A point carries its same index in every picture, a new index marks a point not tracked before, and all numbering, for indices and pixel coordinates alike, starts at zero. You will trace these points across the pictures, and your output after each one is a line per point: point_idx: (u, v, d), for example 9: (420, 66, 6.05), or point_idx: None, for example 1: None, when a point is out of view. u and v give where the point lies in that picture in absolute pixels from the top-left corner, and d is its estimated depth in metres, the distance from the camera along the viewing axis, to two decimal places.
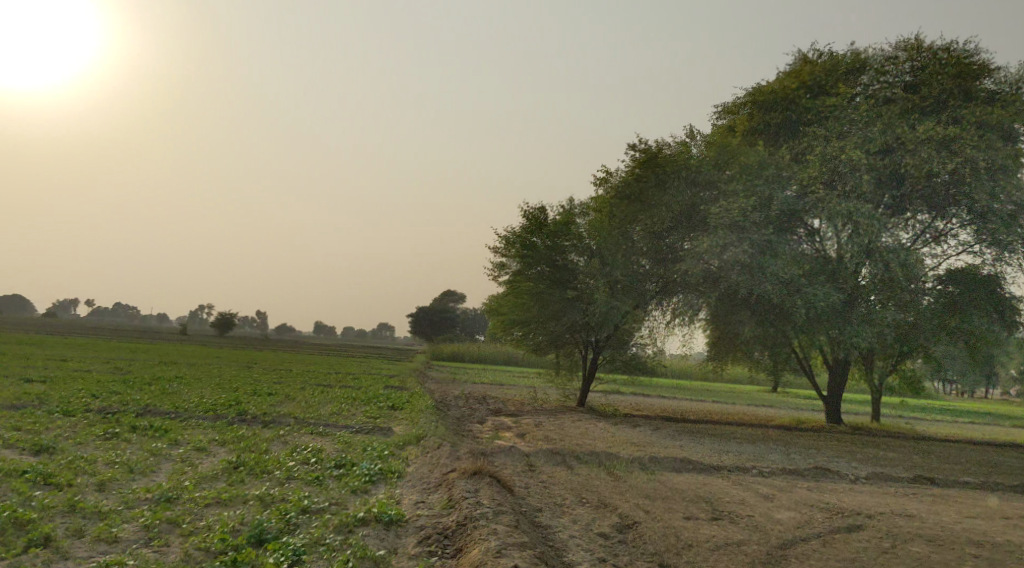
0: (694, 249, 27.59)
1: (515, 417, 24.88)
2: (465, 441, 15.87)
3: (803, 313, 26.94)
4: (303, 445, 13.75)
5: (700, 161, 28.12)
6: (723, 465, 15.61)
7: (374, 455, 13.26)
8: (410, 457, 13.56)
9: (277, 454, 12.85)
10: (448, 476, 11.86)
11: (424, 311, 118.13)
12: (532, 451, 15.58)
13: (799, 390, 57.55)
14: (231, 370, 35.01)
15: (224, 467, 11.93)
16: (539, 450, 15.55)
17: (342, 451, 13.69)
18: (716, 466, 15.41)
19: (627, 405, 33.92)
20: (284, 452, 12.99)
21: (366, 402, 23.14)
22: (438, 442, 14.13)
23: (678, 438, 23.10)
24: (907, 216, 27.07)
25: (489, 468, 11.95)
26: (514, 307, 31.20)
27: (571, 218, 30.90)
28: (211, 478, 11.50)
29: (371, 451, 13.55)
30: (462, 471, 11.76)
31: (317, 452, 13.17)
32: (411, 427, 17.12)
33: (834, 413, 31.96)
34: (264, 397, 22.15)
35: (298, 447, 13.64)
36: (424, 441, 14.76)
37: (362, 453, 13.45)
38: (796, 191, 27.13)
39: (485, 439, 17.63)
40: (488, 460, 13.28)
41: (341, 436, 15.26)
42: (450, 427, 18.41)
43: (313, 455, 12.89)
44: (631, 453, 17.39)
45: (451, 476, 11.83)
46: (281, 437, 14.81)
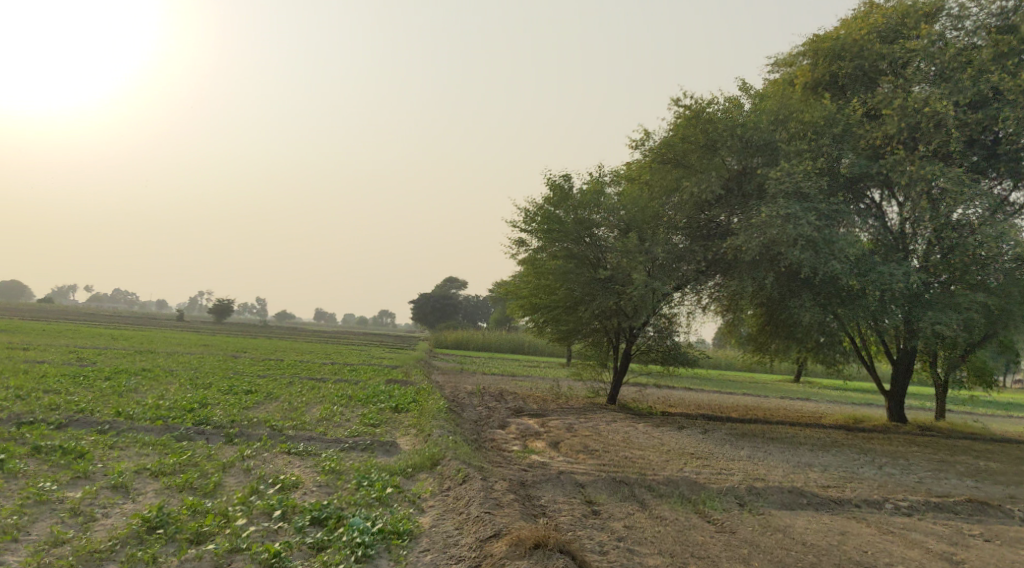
0: (747, 222, 23.64)
1: (540, 419, 21.14)
2: (496, 464, 11.97)
3: (876, 297, 23.06)
4: (267, 478, 9.98)
5: (757, 115, 23.61)
6: (841, 495, 11.67)
7: (372, 498, 9.46)
8: (425, 502, 9.71)
9: (225, 502, 9.15)
10: (491, 552, 8.11)
11: (428, 298, 114.49)
12: (587, 476, 11.67)
13: (829, 379, 53.69)
14: (211, 361, 31.42)
15: (131, 533, 8.47)
16: (597, 476, 11.63)
17: (325, 488, 9.89)
18: (834, 496, 11.48)
19: (660, 401, 30.07)
20: (236, 496, 9.24)
21: (364, 402, 19.39)
22: (464, 474, 10.27)
23: (739, 446, 19.32)
24: (998, 181, 23.04)
25: (545, 535, 8.19)
26: (534, 290, 27.06)
27: (601, 185, 26.21)
28: (98, 562, 7.99)
29: (368, 487, 9.74)
30: (514, 544, 8.06)
31: (287, 496, 9.39)
32: (422, 441, 13.29)
33: (897, 410, 28.15)
34: (238, 395, 18.39)
35: (261, 483, 9.88)
36: (442, 470, 10.89)
37: (353, 491, 9.71)
38: (866, 153, 23.38)
39: (516, 458, 13.72)
40: (536, 505, 9.47)
41: (327, 456, 11.45)
42: (471, 440, 14.51)
43: (279, 502, 9.16)
44: (706, 479, 13.41)
45: (494, 551, 8.11)
46: (242, 461, 11.00)
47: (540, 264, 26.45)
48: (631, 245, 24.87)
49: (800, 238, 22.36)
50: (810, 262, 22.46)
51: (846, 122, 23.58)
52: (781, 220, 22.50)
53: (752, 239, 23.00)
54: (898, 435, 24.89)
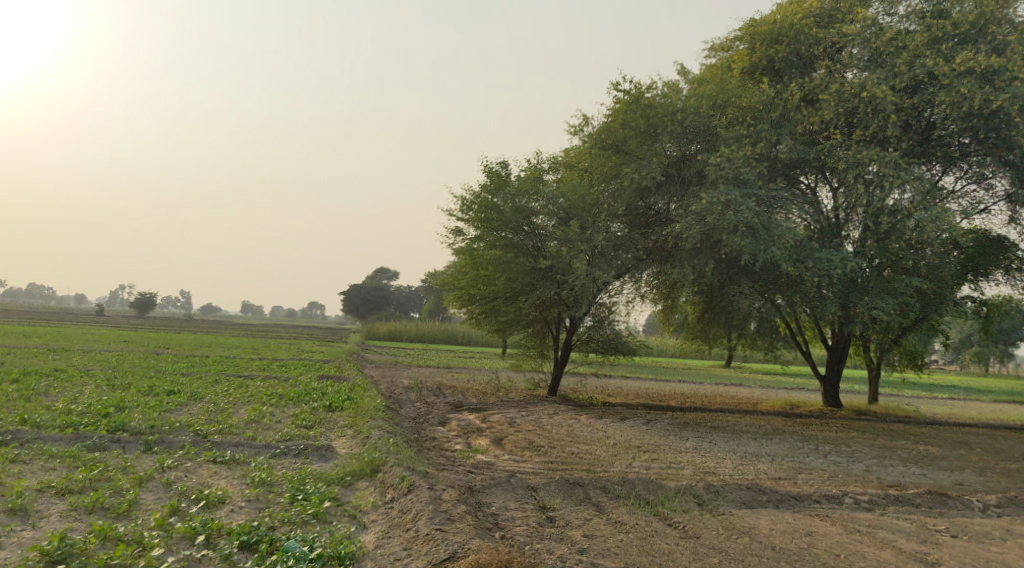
0: (688, 209, 23.33)
1: (481, 414, 20.46)
2: (441, 468, 11.26)
3: (814, 283, 23.06)
4: (190, 494, 9.07)
5: (697, 100, 23.24)
6: (798, 489, 11.35)
7: (308, 515, 8.65)
8: (368, 518, 8.94)
9: (140, 526, 8.24)
10: None
11: (359, 289, 112.50)
12: (537, 478, 11.08)
13: (760, 364, 54.40)
14: (130, 358, 29.76)
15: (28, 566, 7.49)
16: (548, 477, 11.05)
17: (256, 504, 9.03)
18: (793, 490, 11.15)
19: (600, 391, 29.72)
20: (152, 519, 8.33)
21: (296, 401, 18.39)
22: (409, 483, 9.53)
23: (684, 436, 18.99)
24: (931, 167, 23.28)
25: (503, 556, 7.54)
26: (472, 281, 26.29)
27: (539, 172, 25.73)
28: None
29: (303, 502, 8.92)
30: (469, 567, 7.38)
31: (212, 516, 8.53)
32: (360, 444, 12.48)
33: (833, 394, 28.41)
34: (158, 397, 17.15)
35: (183, 500, 8.96)
36: (383, 478, 10.10)
37: (286, 507, 8.90)
38: (804, 139, 23.33)
39: (460, 459, 13.00)
40: (489, 517, 8.83)
41: (257, 465, 10.55)
42: (412, 440, 13.71)
43: (203, 525, 8.29)
44: (659, 476, 12.93)
45: None
46: (162, 472, 10.02)
47: (478, 254, 25.67)
48: (571, 233, 24.36)
49: (741, 225, 22.16)
50: (751, 249, 22.28)
51: (784, 107, 23.43)
52: (722, 207, 22.25)
53: (693, 226, 22.71)
54: (835, 420, 25.07)
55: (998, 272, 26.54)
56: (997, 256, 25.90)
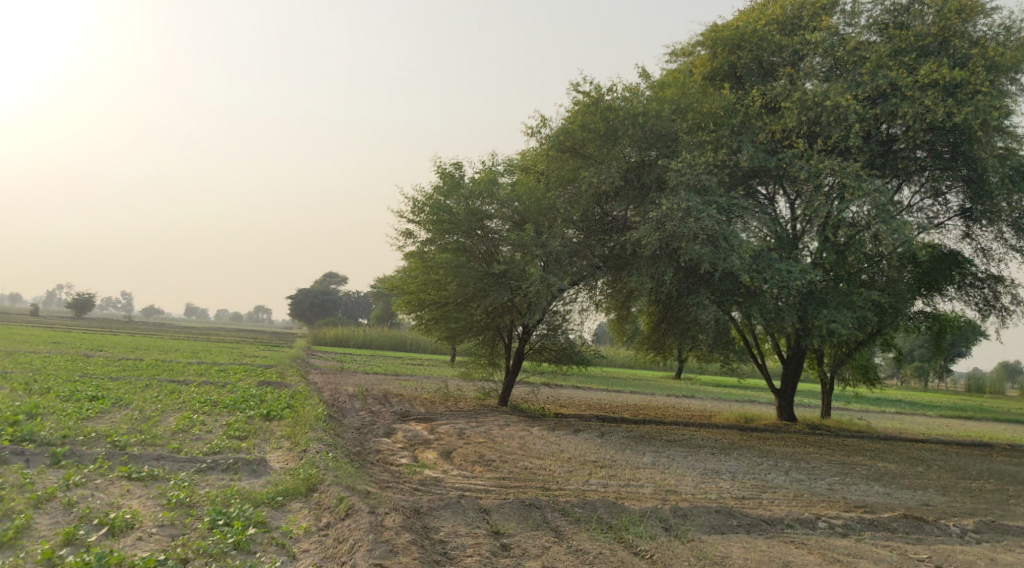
0: (647, 215, 22.72)
1: (430, 425, 19.47)
2: (384, 487, 10.31)
3: (774, 294, 22.64)
4: (91, 520, 8.01)
5: (658, 103, 22.66)
6: (768, 512, 10.69)
7: (227, 545, 7.68)
8: (298, 548, 7.99)
9: (22, 561, 7.17)
10: None
11: (306, 293, 110.36)
12: (490, 498, 10.20)
13: (711, 376, 54.30)
14: (55, 360, 27.96)
15: None
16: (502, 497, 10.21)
17: (168, 531, 8.04)
18: (763, 513, 10.48)
19: (552, 402, 28.91)
20: (40, 551, 7.29)
21: (231, 409, 17.17)
22: (345, 506, 8.59)
23: (640, 450, 18.28)
24: (890, 179, 23.08)
25: None
26: (422, 285, 25.24)
27: (494, 174, 24.84)
28: None
29: (222, 529, 7.94)
30: None
31: (112, 548, 7.49)
32: (296, 458, 11.44)
33: (786, 408, 28.11)
34: (77, 403, 15.76)
35: (84, 526, 7.93)
36: (318, 499, 9.14)
37: (203, 535, 7.90)
38: (765, 147, 22.94)
39: (406, 475, 12.04)
40: (435, 548, 7.96)
41: (176, 483, 9.45)
42: (353, 454, 12.69)
43: (101, 557, 7.26)
44: (618, 496, 12.17)
45: None
46: (63, 490, 8.88)
47: (429, 257, 24.66)
48: (526, 238, 23.54)
49: (701, 233, 21.61)
50: (710, 258, 21.76)
51: (746, 114, 23.00)
52: (682, 214, 21.70)
53: (652, 233, 22.11)
54: (790, 435, 24.67)
55: (951, 287, 26.55)
56: (949, 271, 25.90)
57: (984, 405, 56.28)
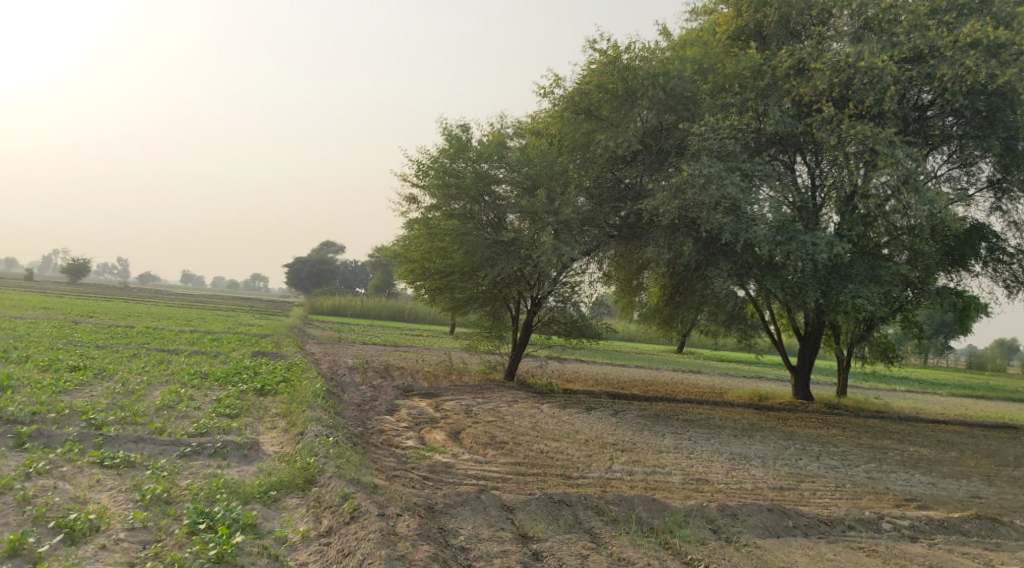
0: (665, 182, 21.44)
1: (435, 402, 18.35)
2: (392, 478, 9.27)
3: (798, 268, 21.44)
4: (56, 523, 7.30)
5: (680, 62, 21.26)
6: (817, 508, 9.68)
7: (208, 559, 7.00)
8: (294, 559, 7.27)
9: None
10: None
11: (302, 261, 109.07)
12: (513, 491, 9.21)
13: (716, 350, 53.25)
14: (40, 327, 26.66)
15: None
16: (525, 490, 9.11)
17: (140, 537, 7.38)
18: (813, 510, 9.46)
19: (560, 377, 27.79)
20: None
21: (222, 383, 16.00)
22: (348, 508, 7.88)
23: (659, 431, 17.18)
24: (924, 146, 21.77)
25: None
26: (426, 253, 23.95)
27: (502, 137, 23.47)
28: None
29: (204, 537, 7.27)
30: None
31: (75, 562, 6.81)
32: (292, 442, 10.38)
33: (803, 386, 27.04)
34: (55, 374, 14.55)
35: (41, 532, 7.18)
36: (319, 496, 8.39)
37: (182, 543, 7.27)
38: (792, 111, 21.61)
39: (415, 463, 10.96)
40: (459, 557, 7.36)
41: (153, 474, 8.46)
42: (355, 437, 11.58)
43: None
44: (648, 489, 11.12)
45: None
46: (20, 480, 7.97)
47: (433, 224, 23.38)
48: (537, 205, 22.26)
49: (723, 201, 20.35)
50: (732, 229, 20.52)
51: (774, 75, 21.61)
52: (704, 180, 20.40)
53: (672, 201, 20.85)
54: (809, 414, 23.65)
55: (979, 262, 25.34)
56: (979, 246, 24.67)
57: (992, 383, 55.38)
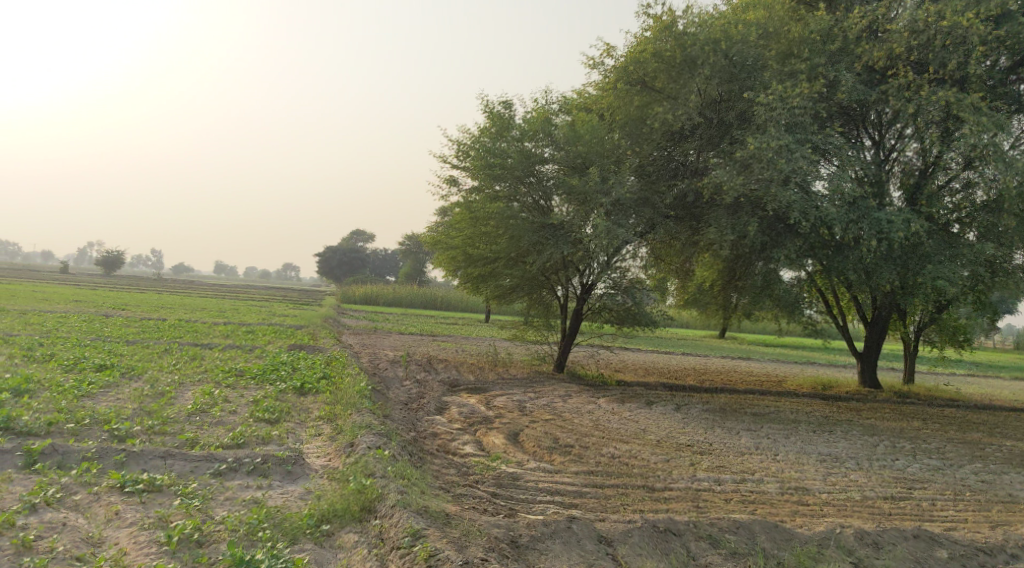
0: (727, 157, 19.87)
1: (486, 398, 17.03)
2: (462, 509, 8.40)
3: (871, 248, 19.74)
4: None
5: (744, 27, 19.62)
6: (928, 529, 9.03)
7: None
8: None
9: None
10: None
11: (333, 251, 108.32)
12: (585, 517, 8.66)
13: (761, 336, 51.35)
14: (69, 321, 25.58)
15: None
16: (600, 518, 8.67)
17: None
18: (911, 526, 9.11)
19: (610, 367, 26.35)
20: None
21: (259, 380, 14.76)
22: (423, 555, 7.29)
23: (732, 428, 15.63)
24: (1010, 112, 19.97)
25: None
26: (468, 239, 22.60)
27: (549, 112, 21.97)
28: None
29: None
30: None
31: None
32: (342, 457, 9.28)
33: (870, 374, 25.36)
34: (78, 374, 13.39)
35: None
36: (383, 533, 7.80)
37: None
38: (863, 78, 19.96)
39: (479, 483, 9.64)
40: None
41: (178, 505, 7.79)
42: (410, 450, 10.23)
43: None
44: (751, 506, 9.66)
45: None
46: (22, 516, 7.39)
47: (475, 207, 22.00)
48: (588, 185, 20.76)
49: (793, 176, 18.74)
50: (801, 207, 18.88)
51: (844, 39, 19.89)
52: (773, 153, 18.75)
53: (735, 177, 19.30)
54: (882, 405, 21.95)
55: None
56: None
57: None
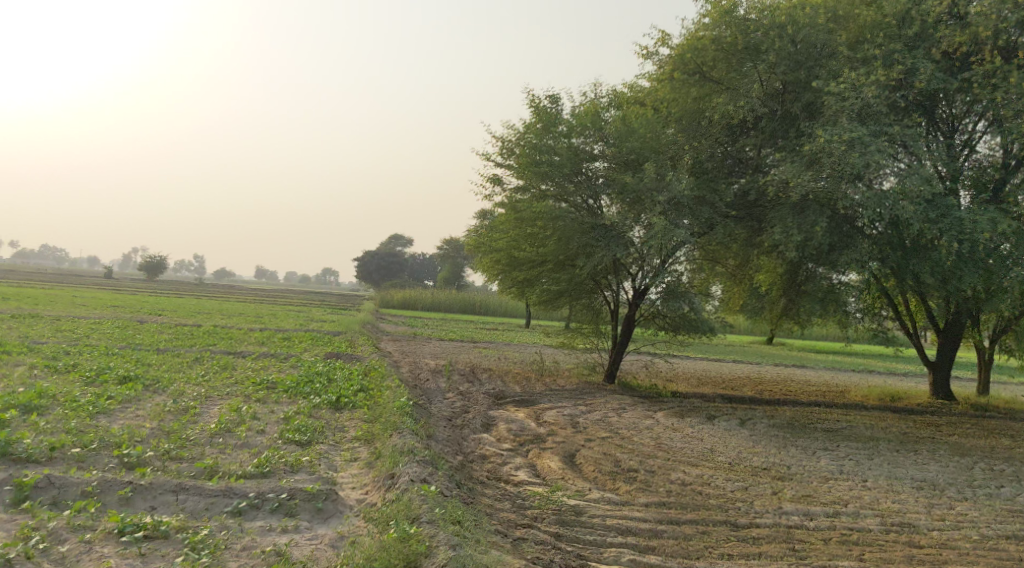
0: (794, 152, 18.37)
1: (535, 412, 15.76)
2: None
3: (952, 250, 18.08)
4: None
5: (812, 11, 18.15)
6: None
7: None
8: None
9: None
10: None
11: (371, 255, 107.84)
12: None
13: (812, 342, 49.33)
14: (101, 328, 24.77)
15: None
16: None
17: None
18: None
19: (661, 376, 24.87)
20: None
21: (292, 394, 13.65)
22: None
23: (807, 448, 14.13)
24: None
25: None
26: (512, 241, 21.35)
27: (599, 106, 20.66)
28: None
29: None
30: None
31: None
32: (384, 500, 8.24)
33: (943, 385, 23.56)
34: (96, 388, 12.38)
35: None
36: None
37: None
38: (943, 65, 18.37)
39: (538, 524, 8.42)
40: None
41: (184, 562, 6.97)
42: (456, 485, 8.98)
43: None
44: (859, 556, 8.24)
45: None
46: None
47: (520, 207, 20.76)
48: (640, 183, 19.41)
49: (868, 171, 17.16)
50: (875, 206, 17.31)
51: (923, 22, 18.30)
52: (844, 147, 17.20)
53: (804, 172, 17.74)
54: (962, 419, 20.23)
55: None
56: None
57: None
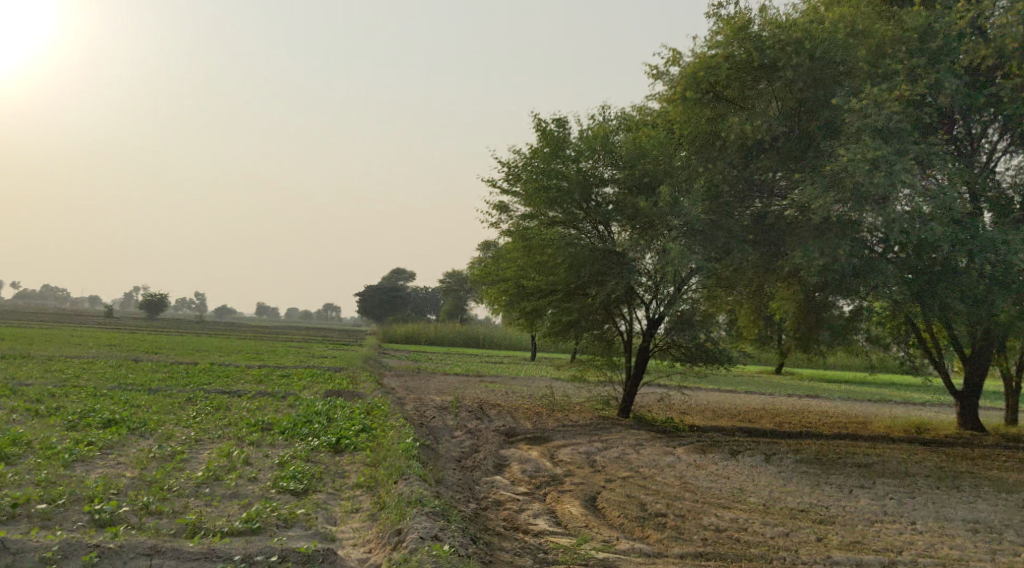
0: (814, 173, 17.60)
1: (548, 451, 14.78)
2: None
3: (983, 272, 17.20)
4: None
5: (830, 26, 17.49)
6: None
7: None
8: None
9: None
10: None
11: (372, 290, 107.00)
12: None
13: (824, 372, 48.26)
14: (93, 368, 23.83)
15: None
16: None
17: None
18: None
19: (676, 410, 23.85)
20: None
21: (289, 435, 12.71)
22: None
23: (843, 487, 13.14)
24: None
25: None
26: (520, 271, 20.51)
27: (608, 129, 19.94)
28: None
29: None
30: None
31: None
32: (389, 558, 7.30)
33: (972, 415, 22.53)
34: (76, 433, 11.45)
35: None
36: None
37: None
38: (967, 80, 17.64)
39: None
40: None
41: None
42: (471, 539, 8.02)
43: None
44: None
45: None
46: None
47: (527, 235, 19.93)
48: (654, 207, 18.63)
49: (893, 190, 16.37)
50: (903, 227, 16.48)
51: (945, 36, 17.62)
52: (868, 166, 16.42)
53: (825, 193, 16.95)
54: (996, 451, 19.19)
55: None
56: None
57: None
